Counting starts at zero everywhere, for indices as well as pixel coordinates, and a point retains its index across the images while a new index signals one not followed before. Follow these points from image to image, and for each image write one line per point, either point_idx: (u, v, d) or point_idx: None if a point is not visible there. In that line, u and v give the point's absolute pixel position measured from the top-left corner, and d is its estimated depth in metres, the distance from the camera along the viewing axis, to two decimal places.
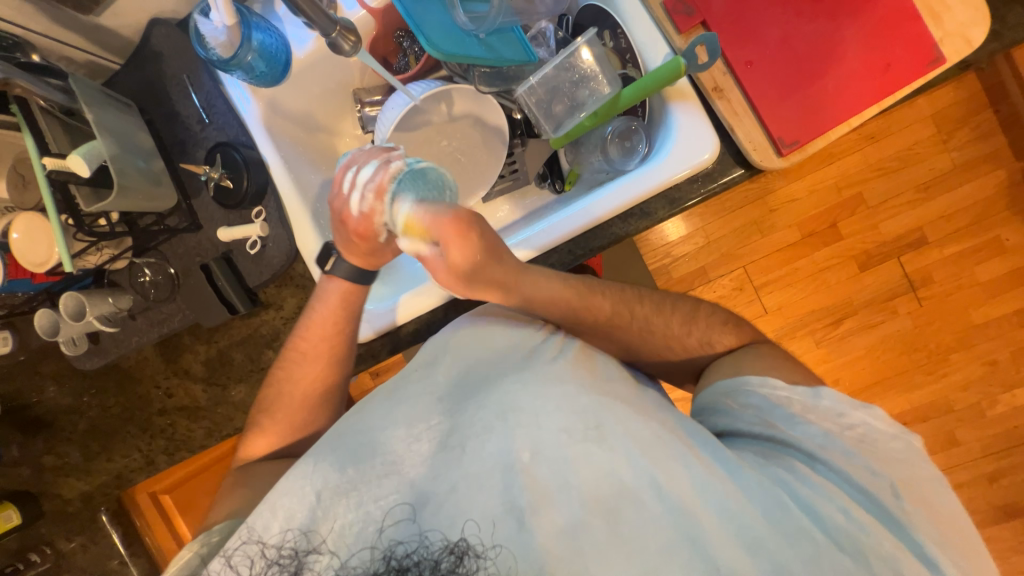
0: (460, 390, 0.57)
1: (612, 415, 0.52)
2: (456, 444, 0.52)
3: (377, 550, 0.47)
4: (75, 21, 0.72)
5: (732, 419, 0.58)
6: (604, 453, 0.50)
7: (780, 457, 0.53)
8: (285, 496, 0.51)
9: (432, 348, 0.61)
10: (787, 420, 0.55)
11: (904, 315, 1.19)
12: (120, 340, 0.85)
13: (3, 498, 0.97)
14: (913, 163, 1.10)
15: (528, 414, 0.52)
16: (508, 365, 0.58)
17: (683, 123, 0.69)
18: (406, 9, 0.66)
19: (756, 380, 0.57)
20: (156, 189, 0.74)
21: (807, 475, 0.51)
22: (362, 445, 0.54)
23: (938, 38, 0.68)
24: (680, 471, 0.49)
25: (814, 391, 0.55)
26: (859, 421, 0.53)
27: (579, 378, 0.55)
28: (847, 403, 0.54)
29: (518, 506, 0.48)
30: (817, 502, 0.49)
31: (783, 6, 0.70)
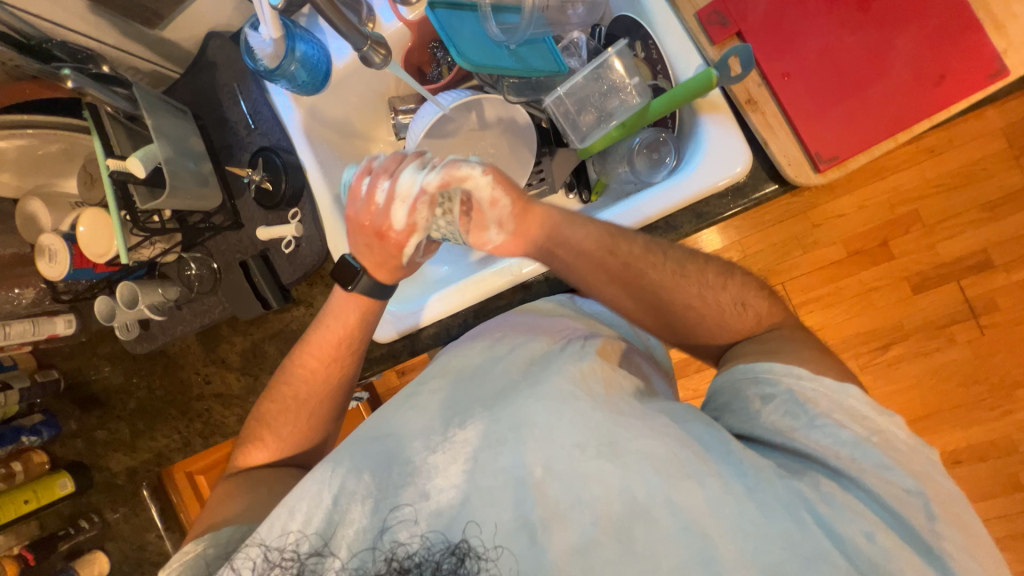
0: (477, 401, 0.56)
1: (625, 431, 0.50)
2: (470, 455, 0.52)
3: (379, 551, 0.50)
4: (142, 35, 0.78)
5: (750, 420, 0.53)
6: (618, 472, 0.48)
7: (803, 471, 0.49)
8: (302, 500, 0.53)
9: (452, 364, 0.64)
10: (809, 419, 0.51)
11: (962, 343, 1.10)
12: (166, 328, 0.92)
13: (61, 467, 1.08)
14: (977, 179, 1.01)
15: (541, 430, 0.51)
16: (522, 380, 0.57)
17: (714, 138, 0.67)
18: (440, 22, 0.69)
19: (779, 368, 0.54)
20: (203, 189, 0.79)
21: (832, 493, 0.47)
22: (381, 452, 0.55)
23: (1003, 48, 0.63)
24: (700, 491, 0.47)
25: (843, 387, 0.52)
26: (883, 427, 0.50)
27: (592, 394, 0.53)
28: (874, 408, 0.51)
29: (529, 521, 0.48)
30: (840, 526, 0.45)
31: (826, 16, 0.66)
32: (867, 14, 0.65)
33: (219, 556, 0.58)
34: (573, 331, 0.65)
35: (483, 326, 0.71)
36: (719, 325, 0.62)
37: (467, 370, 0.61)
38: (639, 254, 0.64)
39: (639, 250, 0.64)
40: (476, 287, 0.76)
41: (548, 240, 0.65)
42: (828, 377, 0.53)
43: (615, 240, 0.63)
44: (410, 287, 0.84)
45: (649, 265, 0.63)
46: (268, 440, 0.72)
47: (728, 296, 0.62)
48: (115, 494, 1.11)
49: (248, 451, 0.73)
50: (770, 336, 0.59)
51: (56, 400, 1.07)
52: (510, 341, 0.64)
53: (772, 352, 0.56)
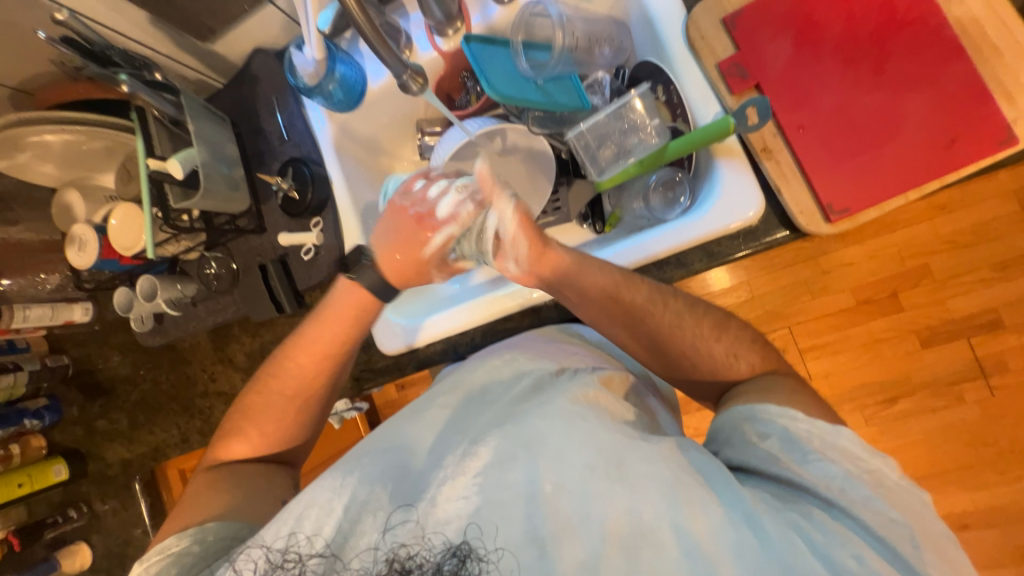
0: (489, 421, 0.56)
1: (634, 453, 0.50)
2: (481, 470, 0.51)
3: (380, 552, 0.49)
4: (193, 47, 0.83)
5: (746, 453, 0.53)
6: (626, 493, 0.48)
7: (795, 501, 0.49)
8: (312, 507, 0.52)
9: (460, 382, 0.64)
10: (802, 455, 0.50)
11: (972, 403, 1.08)
12: (179, 324, 0.94)
13: (58, 453, 1.09)
14: (988, 239, 1.01)
15: (552, 449, 0.51)
16: (532, 402, 0.57)
17: (728, 179, 0.69)
18: (473, 55, 0.72)
19: (774, 409, 0.53)
20: (233, 193, 0.83)
21: (824, 521, 0.47)
22: (390, 463, 0.56)
23: (1011, 118, 0.64)
24: (704, 516, 0.47)
25: (835, 428, 0.51)
26: (876, 466, 0.49)
27: (601, 416, 0.54)
28: (863, 447, 0.50)
29: (539, 535, 0.47)
30: (832, 552, 0.45)
31: (842, 75, 0.69)
32: (883, 75, 0.67)
33: (205, 557, 0.58)
34: (581, 361, 0.66)
35: (489, 348, 0.71)
36: (724, 366, 0.62)
37: (478, 390, 0.63)
38: (651, 291, 0.65)
39: (653, 285, 0.65)
40: (485, 308, 0.77)
41: (557, 277, 0.64)
42: (820, 419, 0.52)
43: (628, 280, 0.64)
44: (416, 301, 0.86)
45: (661, 300, 0.64)
46: (252, 436, 0.72)
47: (733, 337, 0.63)
48: (107, 486, 1.11)
49: (236, 448, 0.72)
50: (760, 378, 0.60)
51: (63, 385, 1.09)
52: (520, 364, 0.65)
53: (768, 393, 0.56)
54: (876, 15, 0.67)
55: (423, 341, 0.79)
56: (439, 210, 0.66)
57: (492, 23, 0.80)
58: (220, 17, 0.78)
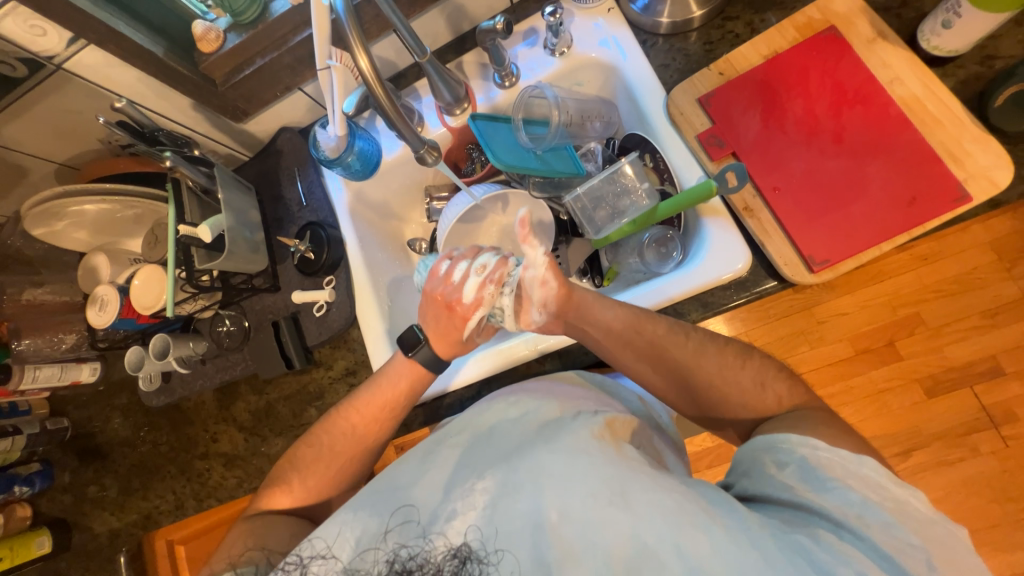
0: (498, 458, 0.57)
1: (637, 481, 0.50)
2: (488, 501, 0.52)
3: (381, 552, 0.51)
4: (227, 127, 0.92)
5: (763, 480, 0.54)
6: (629, 519, 0.47)
7: (805, 526, 0.48)
8: (320, 540, 0.54)
9: (473, 423, 0.65)
10: (820, 482, 0.50)
11: (987, 454, 1.07)
12: (187, 382, 0.96)
13: (43, 523, 1.04)
14: (975, 289, 1.03)
15: (557, 477, 0.51)
16: (540, 438, 0.58)
17: (715, 236, 0.75)
18: (480, 131, 0.80)
19: (796, 438, 0.54)
20: (254, 254, 0.88)
21: (832, 542, 0.46)
22: (397, 497, 0.57)
23: (962, 178, 0.71)
24: (706, 540, 0.45)
25: (857, 457, 0.51)
26: (902, 497, 0.49)
27: (605, 450, 0.53)
28: (890, 478, 0.50)
29: (544, 561, 0.47)
30: (834, 567, 0.44)
31: (808, 145, 0.77)
32: (844, 144, 0.76)
33: None
34: (589, 403, 0.66)
35: (503, 388, 0.72)
36: (726, 413, 0.64)
37: (486, 432, 0.63)
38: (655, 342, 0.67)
39: (654, 336, 0.67)
40: (498, 354, 0.80)
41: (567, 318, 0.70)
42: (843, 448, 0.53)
43: (632, 329, 0.67)
44: None
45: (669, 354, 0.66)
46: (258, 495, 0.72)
47: (738, 386, 0.63)
48: (91, 559, 1.05)
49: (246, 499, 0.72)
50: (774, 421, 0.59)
51: (59, 449, 1.07)
52: (529, 406, 0.65)
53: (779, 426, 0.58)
54: (830, 95, 0.77)
55: (452, 388, 0.81)
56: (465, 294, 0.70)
57: (495, 103, 0.91)
58: (254, 102, 0.87)
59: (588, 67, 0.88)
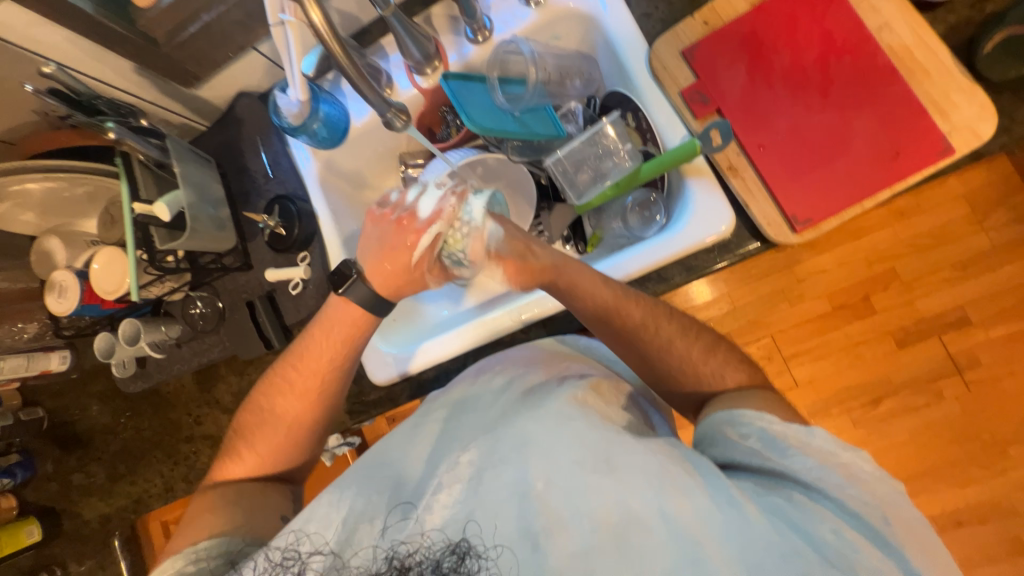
0: (481, 427, 0.57)
1: (621, 447, 0.50)
2: (472, 474, 0.51)
3: (380, 549, 0.49)
4: (178, 93, 0.85)
5: (729, 449, 0.54)
6: (614, 484, 0.48)
7: (778, 488, 0.50)
8: (312, 521, 0.52)
9: (459, 396, 0.64)
10: (781, 450, 0.52)
11: (952, 399, 1.12)
12: (163, 367, 0.93)
13: (30, 513, 1.03)
14: (948, 241, 1.06)
15: (541, 446, 0.51)
16: (524, 404, 0.57)
17: (699, 197, 0.73)
18: (452, 91, 0.76)
19: (752, 412, 0.55)
20: (220, 232, 0.83)
21: (803, 502, 0.48)
22: (389, 477, 0.56)
23: (946, 130, 0.70)
24: (690, 502, 0.47)
25: (808, 428, 0.52)
26: (850, 461, 0.50)
27: (588, 415, 0.54)
28: (837, 443, 0.51)
29: (532, 529, 0.47)
30: (808, 526, 0.46)
31: (794, 99, 0.75)
32: (829, 98, 0.73)
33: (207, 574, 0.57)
34: (571, 368, 0.66)
35: (482, 363, 0.71)
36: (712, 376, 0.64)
37: (469, 400, 0.62)
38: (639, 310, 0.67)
39: (643, 301, 0.66)
40: (482, 326, 0.78)
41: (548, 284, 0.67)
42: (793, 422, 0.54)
43: (623, 300, 0.66)
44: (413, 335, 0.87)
45: (656, 322, 0.65)
46: (241, 457, 0.70)
47: (714, 355, 0.65)
48: (84, 544, 1.05)
49: (227, 471, 0.70)
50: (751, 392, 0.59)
51: (37, 439, 1.04)
52: (511, 377, 0.64)
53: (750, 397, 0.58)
54: (817, 45, 0.74)
55: (421, 366, 0.79)
56: (421, 211, 0.65)
57: (469, 60, 0.85)
58: (205, 64, 0.80)
59: (565, 19, 0.82)
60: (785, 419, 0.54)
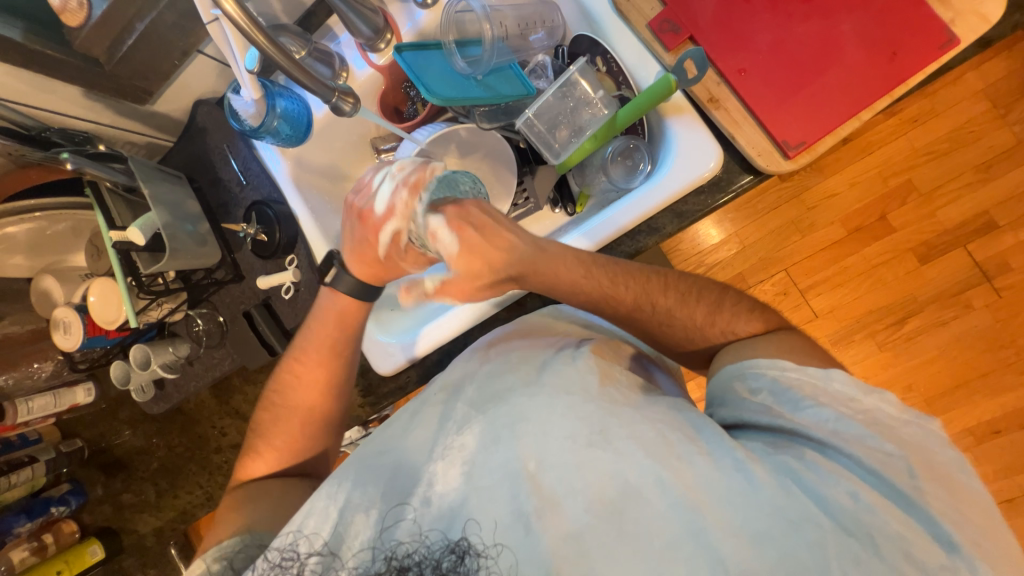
0: (473, 404, 0.56)
1: (617, 418, 0.50)
2: (468, 458, 0.51)
3: (379, 551, 0.49)
4: (135, 111, 0.84)
5: (738, 407, 0.54)
6: (610, 457, 0.48)
7: (791, 446, 0.49)
8: (311, 516, 0.53)
9: (457, 376, 0.60)
10: (794, 403, 0.51)
11: (981, 308, 1.07)
12: (181, 385, 0.94)
13: (90, 534, 1.09)
14: (967, 142, 1.01)
15: (534, 424, 0.51)
16: (518, 379, 0.56)
17: (681, 137, 0.68)
18: (407, 63, 0.72)
19: (764, 361, 0.54)
20: (202, 248, 0.83)
21: (816, 460, 0.47)
22: (386, 465, 0.56)
23: (949, 19, 0.64)
24: (690, 470, 0.46)
25: (825, 373, 0.52)
26: (871, 406, 0.49)
27: (583, 386, 0.53)
28: (858, 388, 0.50)
29: (524, 511, 0.47)
30: (823, 489, 0.45)
31: (773, 12, 0.68)
32: (813, 5, 0.67)
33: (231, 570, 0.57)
34: (566, 336, 0.63)
35: (477, 343, 0.67)
36: (714, 327, 0.61)
37: (463, 380, 0.59)
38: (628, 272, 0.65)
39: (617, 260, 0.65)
40: (474, 306, 0.76)
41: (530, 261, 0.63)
42: (810, 365, 0.53)
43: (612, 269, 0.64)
44: (412, 317, 0.84)
45: (645, 282, 0.64)
46: (259, 461, 0.72)
47: (714, 300, 0.62)
48: (147, 555, 1.12)
49: (251, 472, 0.72)
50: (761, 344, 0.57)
51: (83, 467, 1.09)
52: (506, 351, 0.62)
53: (762, 347, 0.56)
54: None
55: (429, 348, 0.78)
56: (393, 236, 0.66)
57: (422, 27, 0.80)
58: (153, 77, 0.77)
59: None
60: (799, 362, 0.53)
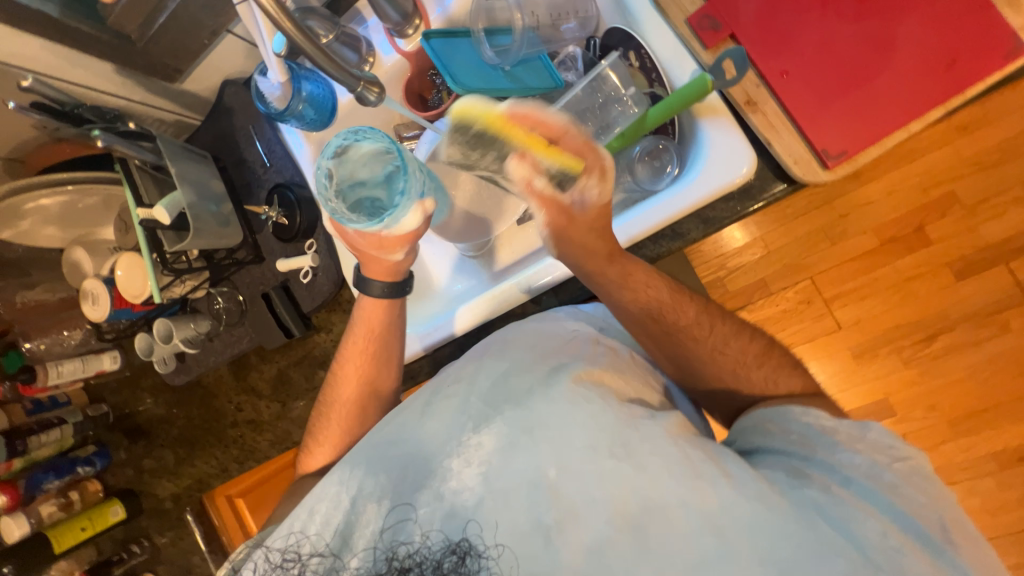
0: (489, 403, 0.55)
1: (638, 432, 0.49)
2: (487, 460, 0.51)
3: (379, 551, 0.51)
4: (166, 90, 0.85)
5: (767, 440, 0.53)
6: (632, 473, 0.47)
7: (815, 478, 0.48)
8: (320, 502, 0.56)
9: (469, 369, 0.59)
10: (827, 444, 0.50)
11: (1019, 332, 1.01)
12: (200, 359, 0.97)
13: (113, 495, 1.12)
14: (1022, 154, 0.94)
15: (553, 432, 0.50)
16: (534, 381, 0.55)
17: (716, 142, 0.65)
18: (435, 51, 0.71)
19: (799, 408, 0.53)
20: (224, 228, 0.84)
21: (844, 496, 0.46)
22: (401, 457, 0.56)
23: (1019, 26, 0.60)
24: (712, 491, 0.45)
25: (862, 423, 0.51)
26: (909, 455, 0.48)
27: (603, 396, 0.52)
28: (897, 437, 0.49)
29: (544, 522, 0.48)
30: (853, 525, 0.44)
31: (823, 10, 0.64)
32: (868, 5, 0.63)
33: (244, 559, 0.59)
34: (585, 338, 0.63)
35: (489, 337, 0.67)
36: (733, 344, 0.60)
37: (480, 375, 0.58)
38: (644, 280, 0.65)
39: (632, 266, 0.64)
40: (492, 299, 0.76)
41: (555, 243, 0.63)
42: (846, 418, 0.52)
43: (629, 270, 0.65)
44: (437, 304, 0.85)
45: None
46: None
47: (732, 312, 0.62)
48: (163, 518, 1.16)
49: None
50: (798, 399, 0.55)
51: (107, 430, 1.14)
52: (524, 345, 0.61)
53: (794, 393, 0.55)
54: None
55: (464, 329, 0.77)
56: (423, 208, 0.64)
57: (450, 14, 0.78)
58: (183, 55, 0.78)
59: None
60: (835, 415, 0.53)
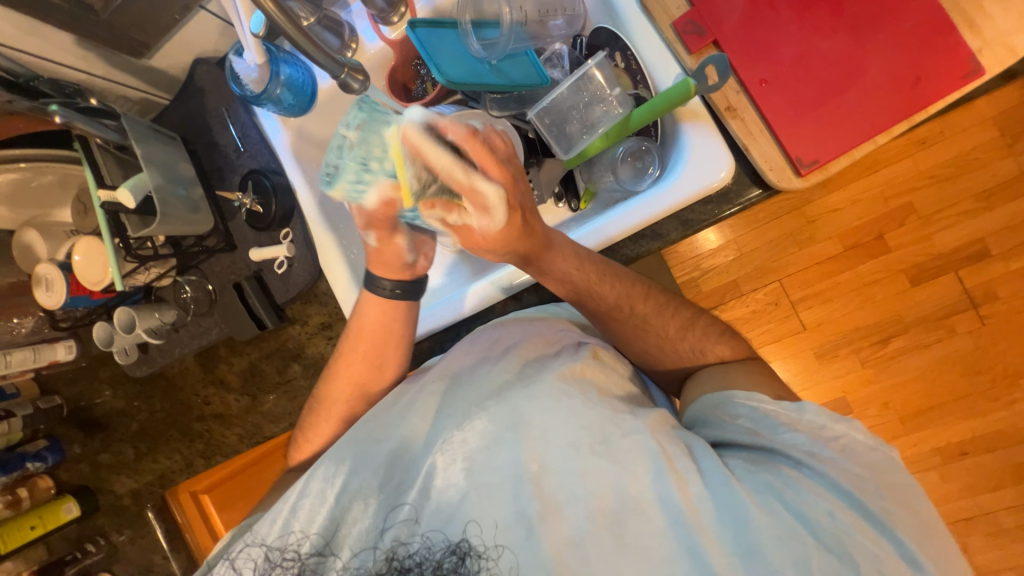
0: (473, 401, 0.55)
1: (618, 428, 0.50)
2: (470, 456, 0.51)
3: (379, 551, 0.51)
4: (131, 65, 0.80)
5: (721, 429, 0.53)
6: (612, 468, 0.49)
7: (771, 465, 0.49)
8: (306, 498, 0.55)
9: (456, 367, 0.60)
10: (772, 427, 0.51)
11: (964, 334, 1.08)
12: (164, 351, 0.92)
13: (65, 492, 1.07)
14: (972, 168, 1.01)
15: (537, 429, 0.51)
16: (516, 379, 0.56)
17: (695, 145, 0.67)
18: (420, 41, 0.70)
19: (742, 392, 0.54)
20: (194, 215, 0.80)
21: (796, 480, 0.48)
22: (387, 458, 0.56)
23: (977, 48, 0.64)
24: (688, 485, 0.48)
25: (797, 403, 0.51)
26: (841, 433, 0.49)
27: (584, 393, 0.53)
28: (828, 416, 0.50)
29: (526, 514, 0.48)
30: (804, 508, 0.46)
31: (800, 23, 0.67)
32: (841, 20, 0.66)
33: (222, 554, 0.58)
34: (566, 337, 0.63)
35: (472, 333, 0.67)
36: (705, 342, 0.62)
37: (464, 372, 0.59)
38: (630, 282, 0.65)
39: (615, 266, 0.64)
40: (487, 287, 0.73)
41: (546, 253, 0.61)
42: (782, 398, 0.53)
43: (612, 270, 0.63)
44: (436, 293, 0.82)
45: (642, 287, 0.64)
46: None
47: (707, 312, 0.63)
48: (121, 516, 1.10)
49: None
50: (743, 371, 0.58)
51: (60, 424, 1.08)
52: (507, 347, 0.61)
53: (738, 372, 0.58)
54: None
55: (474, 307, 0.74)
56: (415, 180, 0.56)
57: (438, 4, 0.77)
58: (151, 30, 0.74)
59: None
60: (774, 396, 0.54)
